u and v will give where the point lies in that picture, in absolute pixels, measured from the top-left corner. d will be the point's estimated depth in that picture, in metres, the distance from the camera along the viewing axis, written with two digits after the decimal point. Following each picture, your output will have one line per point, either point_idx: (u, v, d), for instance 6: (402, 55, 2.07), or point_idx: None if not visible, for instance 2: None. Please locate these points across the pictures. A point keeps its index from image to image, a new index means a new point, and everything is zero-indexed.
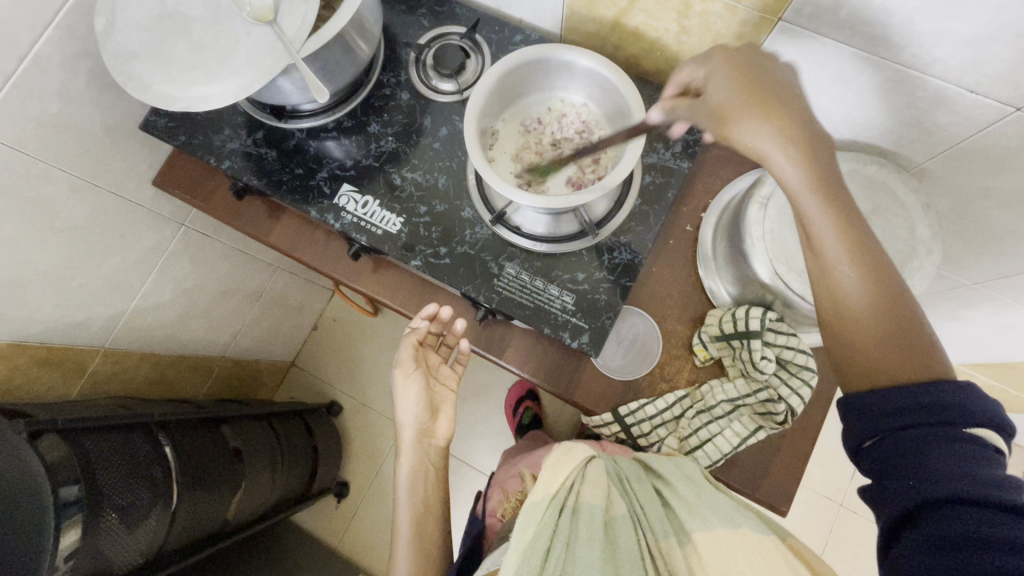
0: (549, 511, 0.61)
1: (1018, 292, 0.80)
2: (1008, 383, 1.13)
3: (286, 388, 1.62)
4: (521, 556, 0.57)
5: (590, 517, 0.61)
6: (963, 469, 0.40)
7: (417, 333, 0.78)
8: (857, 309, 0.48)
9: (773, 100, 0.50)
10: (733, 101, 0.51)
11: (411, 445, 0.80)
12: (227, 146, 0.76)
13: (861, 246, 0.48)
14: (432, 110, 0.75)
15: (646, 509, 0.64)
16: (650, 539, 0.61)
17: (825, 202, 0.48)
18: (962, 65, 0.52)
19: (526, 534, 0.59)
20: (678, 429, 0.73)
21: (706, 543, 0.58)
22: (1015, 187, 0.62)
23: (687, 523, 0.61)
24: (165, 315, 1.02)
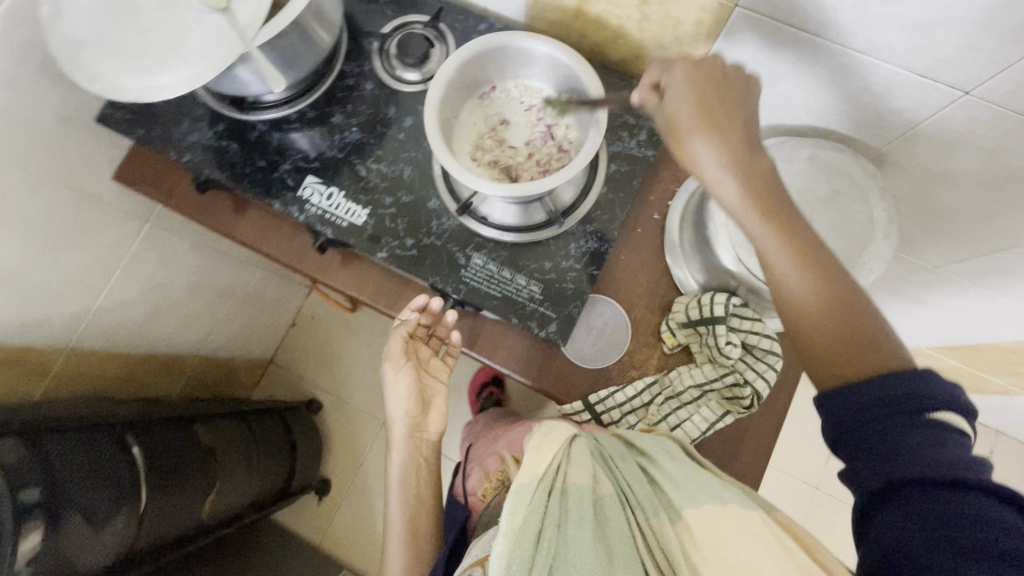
0: (539, 494, 0.62)
1: (975, 274, 0.82)
2: (971, 365, 1.16)
3: (265, 386, 1.60)
4: (513, 539, 0.58)
5: (579, 498, 0.62)
6: (942, 456, 0.41)
7: (406, 326, 0.76)
8: (819, 338, 0.48)
9: (720, 118, 0.51)
10: (682, 119, 0.52)
11: (403, 440, 0.82)
12: (187, 139, 0.74)
13: (812, 263, 0.49)
14: (396, 100, 0.75)
15: (633, 488, 0.64)
16: (639, 517, 0.61)
17: (770, 224, 0.50)
18: (912, 49, 0.53)
19: (518, 517, 0.60)
20: (648, 416, 0.74)
21: (697, 519, 0.57)
22: (968, 171, 0.64)
23: (677, 500, 0.60)
24: (131, 313, 1.00)
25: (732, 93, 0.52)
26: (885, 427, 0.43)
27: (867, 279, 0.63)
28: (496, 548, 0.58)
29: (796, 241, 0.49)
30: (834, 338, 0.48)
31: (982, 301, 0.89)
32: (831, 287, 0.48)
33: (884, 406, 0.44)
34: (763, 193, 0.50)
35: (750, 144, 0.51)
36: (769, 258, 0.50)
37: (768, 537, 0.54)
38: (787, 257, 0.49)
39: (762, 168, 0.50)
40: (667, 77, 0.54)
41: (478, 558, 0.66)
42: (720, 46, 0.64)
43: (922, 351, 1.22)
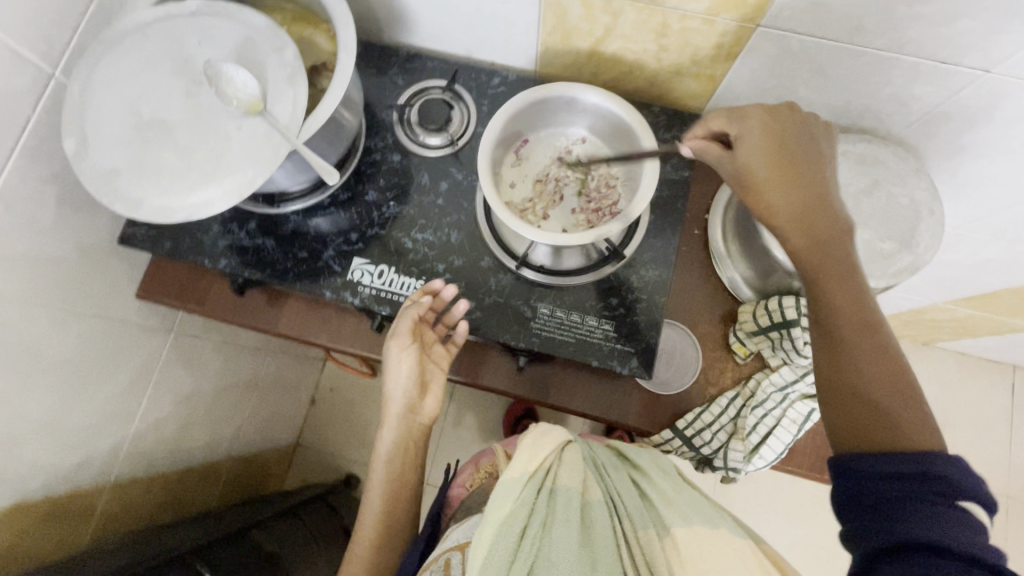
0: (528, 489, 0.60)
1: (995, 229, 0.86)
2: (988, 310, 1.21)
3: (295, 472, 1.53)
4: (500, 527, 0.55)
5: (567, 497, 0.59)
6: (956, 535, 0.40)
7: (416, 308, 0.67)
8: (852, 381, 0.49)
9: (797, 173, 0.52)
10: (756, 171, 0.53)
11: (395, 418, 0.75)
12: (219, 245, 0.72)
13: (858, 320, 0.50)
14: (427, 167, 0.74)
15: (622, 497, 0.63)
16: (626, 528, 0.58)
17: (821, 274, 0.51)
18: (933, 40, 0.56)
19: (504, 509, 0.57)
20: (738, 429, 0.74)
21: (685, 537, 0.56)
22: (989, 139, 0.68)
23: (668, 516, 0.58)
24: (165, 430, 0.95)
25: (804, 150, 0.53)
26: (901, 497, 0.43)
27: (924, 256, 0.66)
28: (479, 536, 0.54)
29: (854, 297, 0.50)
30: (867, 408, 0.48)
31: (1002, 252, 0.94)
32: (878, 351, 0.49)
33: (906, 476, 0.44)
34: (818, 241, 0.51)
35: (825, 204, 0.51)
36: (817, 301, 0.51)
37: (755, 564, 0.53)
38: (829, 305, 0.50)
39: (834, 227, 0.51)
40: (739, 129, 0.54)
41: (455, 547, 0.61)
42: (740, 64, 0.67)
43: (939, 306, 1.27)
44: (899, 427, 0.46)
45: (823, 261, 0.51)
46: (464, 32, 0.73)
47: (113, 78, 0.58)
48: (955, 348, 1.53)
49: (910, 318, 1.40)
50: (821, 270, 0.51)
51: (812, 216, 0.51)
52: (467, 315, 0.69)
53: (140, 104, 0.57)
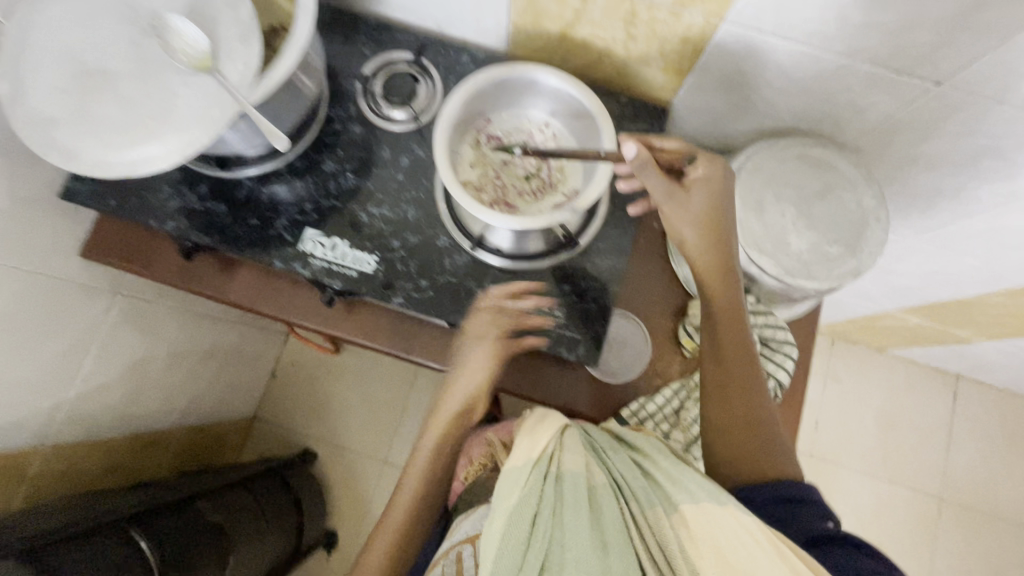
0: (534, 474, 0.60)
1: (943, 241, 0.90)
2: (935, 320, 1.26)
3: (252, 444, 1.51)
4: (507, 523, 0.56)
5: (574, 483, 0.59)
6: None
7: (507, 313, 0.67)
8: (730, 439, 0.65)
9: (718, 229, 0.63)
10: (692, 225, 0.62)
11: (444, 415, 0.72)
12: (169, 206, 0.70)
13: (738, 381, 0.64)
14: (388, 141, 0.73)
15: (626, 478, 0.61)
16: (636, 508, 0.58)
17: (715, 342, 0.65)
18: (887, 49, 0.57)
19: (510, 500, 0.58)
20: (681, 421, 0.74)
21: (695, 515, 0.54)
22: (938, 152, 0.70)
23: (675, 493, 0.57)
24: (113, 395, 0.92)
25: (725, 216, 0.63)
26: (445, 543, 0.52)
27: (867, 262, 0.68)
28: (490, 532, 0.56)
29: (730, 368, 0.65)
30: (755, 441, 0.64)
31: (947, 264, 0.98)
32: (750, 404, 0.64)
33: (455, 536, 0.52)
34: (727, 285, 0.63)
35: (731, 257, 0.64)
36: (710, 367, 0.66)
37: (761, 542, 0.52)
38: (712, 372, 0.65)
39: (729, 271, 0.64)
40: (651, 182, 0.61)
41: (465, 540, 0.65)
42: (706, 59, 0.67)
43: (890, 314, 1.32)
44: (763, 463, 0.63)
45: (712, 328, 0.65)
46: (434, 5, 0.71)
47: (53, 21, 0.55)
48: (905, 354, 1.59)
49: (864, 324, 1.45)
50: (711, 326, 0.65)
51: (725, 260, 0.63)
52: (419, 291, 0.69)
53: (82, 51, 0.54)
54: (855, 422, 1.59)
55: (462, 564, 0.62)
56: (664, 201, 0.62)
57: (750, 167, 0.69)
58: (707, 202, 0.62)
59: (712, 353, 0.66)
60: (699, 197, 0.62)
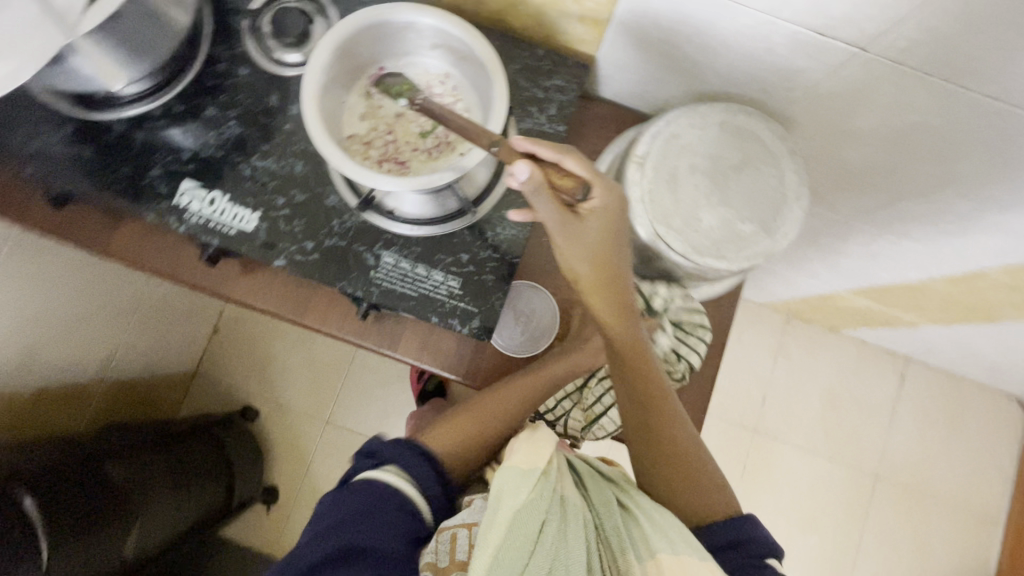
0: (541, 484, 0.57)
1: (882, 223, 0.86)
2: (882, 304, 1.24)
3: (191, 400, 1.49)
4: (504, 534, 0.52)
5: (572, 510, 0.56)
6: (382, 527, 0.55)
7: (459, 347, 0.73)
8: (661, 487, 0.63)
9: (613, 268, 0.54)
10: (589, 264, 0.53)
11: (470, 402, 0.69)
12: (29, 148, 0.64)
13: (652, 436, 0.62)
14: (278, 86, 0.66)
15: (604, 517, 0.58)
16: (609, 555, 0.55)
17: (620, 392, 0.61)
18: (807, 6, 0.51)
19: (518, 503, 0.55)
20: (581, 400, 0.74)
21: (672, 565, 0.53)
22: (869, 127, 0.65)
23: (654, 539, 0.55)
24: (8, 348, 0.88)
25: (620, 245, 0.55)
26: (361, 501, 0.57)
27: (782, 243, 0.64)
28: (486, 538, 0.52)
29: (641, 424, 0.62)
30: (686, 484, 0.63)
31: (888, 248, 0.94)
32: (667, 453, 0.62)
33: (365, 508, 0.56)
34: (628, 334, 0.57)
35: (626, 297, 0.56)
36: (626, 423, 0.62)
37: None
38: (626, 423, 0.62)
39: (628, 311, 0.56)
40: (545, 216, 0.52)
41: (461, 523, 0.57)
42: (623, 9, 0.60)
43: (840, 295, 1.29)
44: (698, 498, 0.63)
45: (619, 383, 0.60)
46: None
47: None
48: (858, 335, 1.58)
49: (817, 303, 1.43)
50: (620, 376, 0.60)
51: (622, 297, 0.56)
52: (303, 254, 0.64)
53: None
54: (801, 401, 1.59)
55: (456, 544, 0.56)
56: (563, 237, 0.53)
57: (667, 135, 0.64)
58: (605, 240, 0.53)
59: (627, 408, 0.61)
60: (598, 232, 0.53)
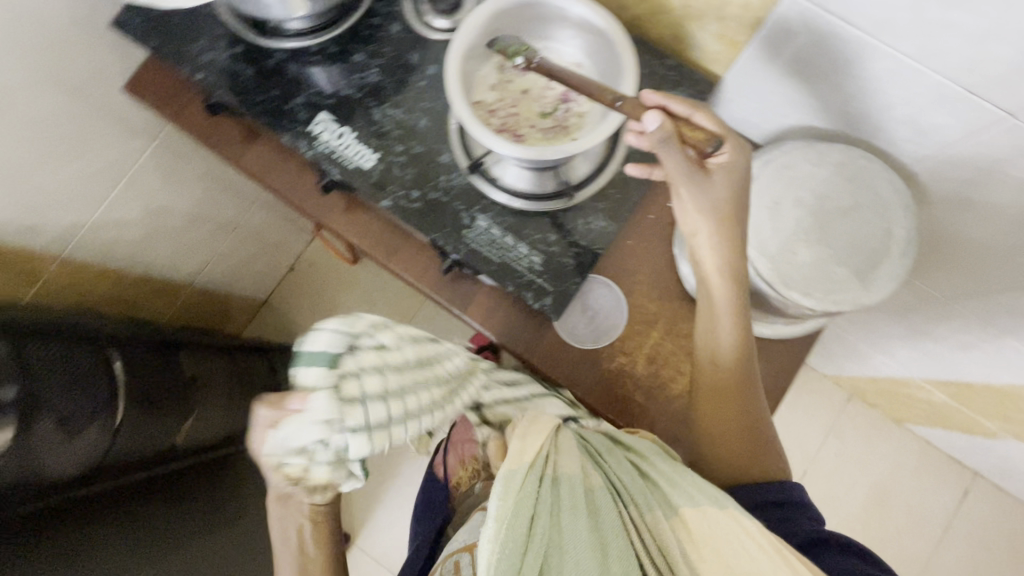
0: (530, 478, 0.58)
1: (985, 310, 0.81)
2: (961, 403, 1.16)
3: (255, 327, 1.59)
4: (504, 526, 0.54)
5: (570, 488, 0.58)
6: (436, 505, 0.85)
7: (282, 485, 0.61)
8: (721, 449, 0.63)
9: (733, 213, 0.58)
10: (715, 199, 0.58)
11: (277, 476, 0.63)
12: (203, 58, 0.72)
13: (729, 396, 0.62)
14: (421, 47, 0.72)
15: (622, 481, 0.60)
16: (634, 512, 0.57)
17: (710, 338, 0.63)
18: (963, 59, 0.50)
19: (506, 504, 0.55)
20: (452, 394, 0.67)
21: (696, 517, 0.54)
22: (996, 201, 0.62)
23: (674, 496, 0.57)
24: (129, 231, 0.99)
25: (743, 196, 0.59)
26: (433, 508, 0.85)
27: (878, 295, 0.62)
28: (486, 531, 0.54)
29: (721, 379, 0.62)
30: (744, 446, 0.63)
31: (984, 340, 0.89)
32: (739, 408, 0.62)
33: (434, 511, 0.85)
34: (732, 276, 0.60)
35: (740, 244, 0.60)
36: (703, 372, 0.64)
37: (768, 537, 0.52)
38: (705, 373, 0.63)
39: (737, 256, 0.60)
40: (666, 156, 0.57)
41: (464, 548, 0.65)
42: (763, 33, 0.61)
43: (915, 383, 1.22)
44: (749, 465, 0.63)
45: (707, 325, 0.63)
46: None
47: None
48: (923, 433, 1.48)
49: (886, 388, 1.35)
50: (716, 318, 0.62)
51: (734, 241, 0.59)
52: (407, 201, 0.69)
53: None
54: (845, 486, 1.49)
55: (460, 568, 0.63)
56: (691, 183, 0.57)
57: (779, 164, 0.64)
58: (729, 195, 0.58)
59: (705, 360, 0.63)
60: (722, 186, 0.58)
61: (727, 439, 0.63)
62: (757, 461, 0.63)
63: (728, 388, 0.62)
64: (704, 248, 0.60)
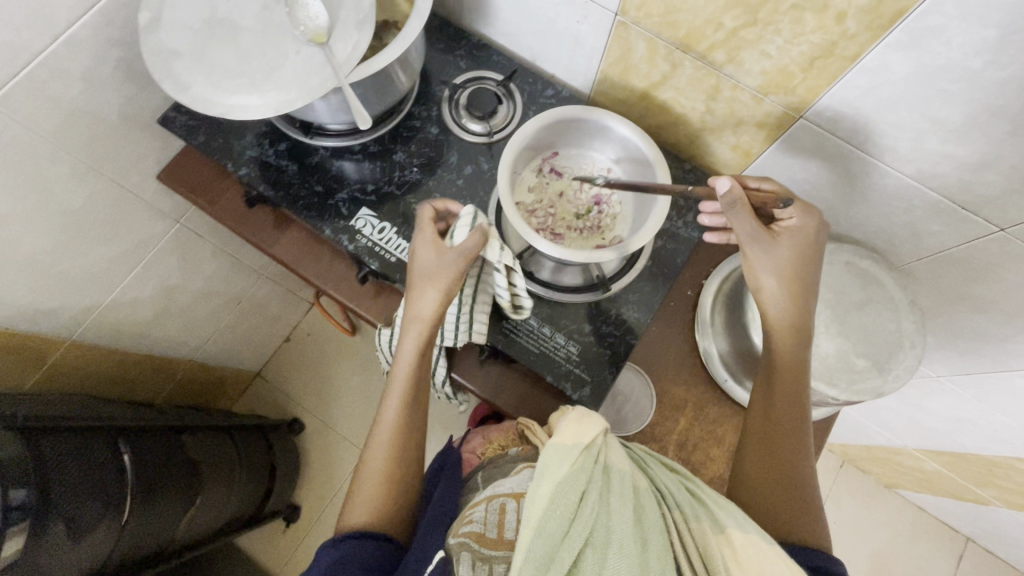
0: (584, 458, 0.59)
1: (977, 388, 0.87)
2: (955, 471, 1.20)
3: (247, 399, 1.54)
4: (555, 496, 0.54)
5: (620, 478, 0.58)
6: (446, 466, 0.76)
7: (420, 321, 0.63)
8: (783, 514, 0.62)
9: (801, 276, 0.63)
10: (781, 256, 0.62)
11: (420, 329, 0.64)
12: (247, 154, 0.75)
13: (787, 437, 0.64)
14: (458, 148, 0.77)
15: (671, 492, 0.60)
16: (678, 516, 0.56)
17: (776, 382, 0.65)
18: (958, 182, 0.57)
19: (561, 470, 0.57)
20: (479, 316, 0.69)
21: (742, 541, 0.52)
22: (987, 296, 0.69)
23: (722, 515, 0.55)
24: (140, 311, 0.97)
25: (807, 255, 0.63)
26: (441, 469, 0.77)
27: (894, 385, 0.66)
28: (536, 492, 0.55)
29: (777, 429, 0.65)
30: (786, 490, 0.63)
31: (977, 414, 0.94)
32: (784, 456, 0.64)
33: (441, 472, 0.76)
34: (793, 329, 0.63)
35: (807, 297, 0.63)
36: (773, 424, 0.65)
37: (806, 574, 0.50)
38: (769, 425, 0.65)
39: (804, 309, 0.63)
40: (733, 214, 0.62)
41: (509, 495, 0.63)
42: (775, 148, 0.69)
43: (909, 452, 1.26)
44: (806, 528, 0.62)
45: (781, 382, 0.65)
46: (535, 38, 0.77)
47: None
48: (915, 500, 1.51)
49: (880, 456, 1.39)
50: (779, 369, 0.64)
51: (798, 287, 0.63)
52: None
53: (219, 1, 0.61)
54: (847, 555, 1.50)
55: (505, 517, 0.59)
56: (752, 241, 0.62)
57: None
58: (795, 254, 0.62)
59: (762, 395, 0.66)
60: (787, 247, 0.62)
61: (773, 492, 0.63)
62: (795, 519, 0.62)
63: (783, 450, 0.64)
64: (769, 302, 0.64)
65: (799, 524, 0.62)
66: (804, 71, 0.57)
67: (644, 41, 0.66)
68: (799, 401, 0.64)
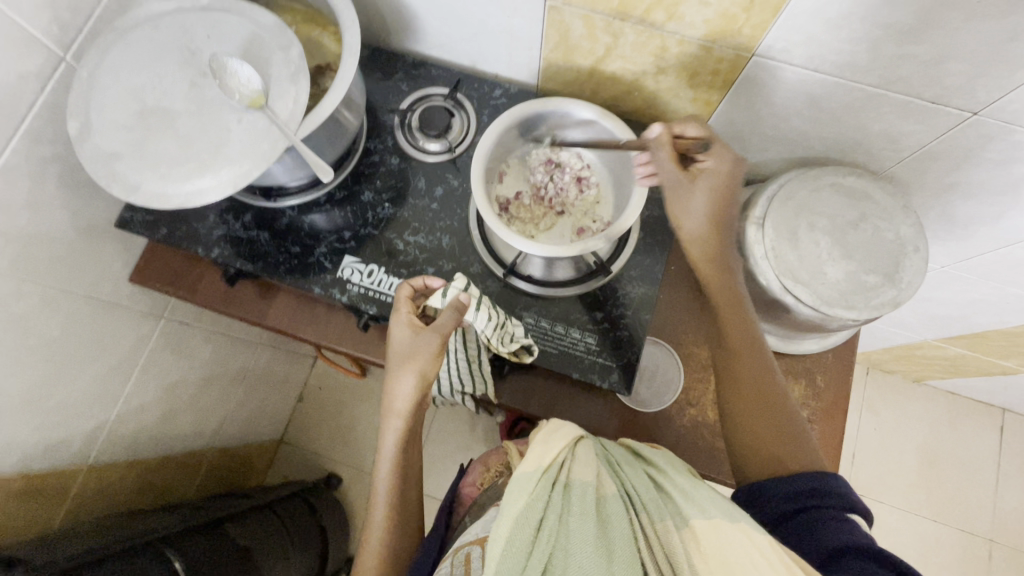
0: (541, 486, 0.54)
1: (984, 268, 0.88)
2: (979, 351, 1.22)
3: (277, 468, 1.52)
4: (514, 526, 0.49)
5: (582, 493, 0.53)
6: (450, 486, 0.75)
7: (398, 417, 0.64)
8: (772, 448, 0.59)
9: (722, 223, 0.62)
10: (688, 195, 0.61)
11: (398, 421, 0.65)
12: (215, 234, 0.73)
13: (745, 384, 0.61)
14: (423, 171, 0.76)
15: (637, 489, 0.55)
16: (645, 520, 0.51)
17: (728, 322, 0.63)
18: (923, 80, 0.57)
19: (518, 503, 0.52)
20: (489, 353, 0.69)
21: (707, 529, 0.47)
22: (975, 182, 0.69)
23: (687, 507, 0.50)
24: (148, 417, 0.95)
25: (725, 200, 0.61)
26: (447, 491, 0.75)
27: (908, 291, 0.67)
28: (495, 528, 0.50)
29: (742, 370, 0.62)
30: (762, 417, 0.60)
31: (989, 293, 0.95)
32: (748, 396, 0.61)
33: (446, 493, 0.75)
34: (716, 268, 0.63)
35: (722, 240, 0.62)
36: (742, 369, 0.62)
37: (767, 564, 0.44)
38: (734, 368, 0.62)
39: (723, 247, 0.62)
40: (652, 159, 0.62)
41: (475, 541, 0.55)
42: (735, 90, 0.68)
43: (930, 343, 1.27)
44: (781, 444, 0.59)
45: (738, 328, 0.62)
46: (469, 42, 0.75)
47: (120, 64, 0.59)
48: (945, 386, 1.54)
49: (903, 354, 1.41)
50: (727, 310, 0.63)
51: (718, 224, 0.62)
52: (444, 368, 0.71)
53: (145, 91, 0.58)
54: (894, 456, 1.52)
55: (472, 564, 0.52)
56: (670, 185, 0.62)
57: (783, 195, 0.69)
58: (706, 199, 0.61)
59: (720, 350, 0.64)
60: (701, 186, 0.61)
61: (753, 421, 0.60)
62: (779, 444, 0.59)
63: (749, 376, 0.61)
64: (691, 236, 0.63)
65: (787, 449, 0.59)
66: (747, 10, 0.56)
67: (580, 20, 0.64)
68: (743, 323, 0.62)
